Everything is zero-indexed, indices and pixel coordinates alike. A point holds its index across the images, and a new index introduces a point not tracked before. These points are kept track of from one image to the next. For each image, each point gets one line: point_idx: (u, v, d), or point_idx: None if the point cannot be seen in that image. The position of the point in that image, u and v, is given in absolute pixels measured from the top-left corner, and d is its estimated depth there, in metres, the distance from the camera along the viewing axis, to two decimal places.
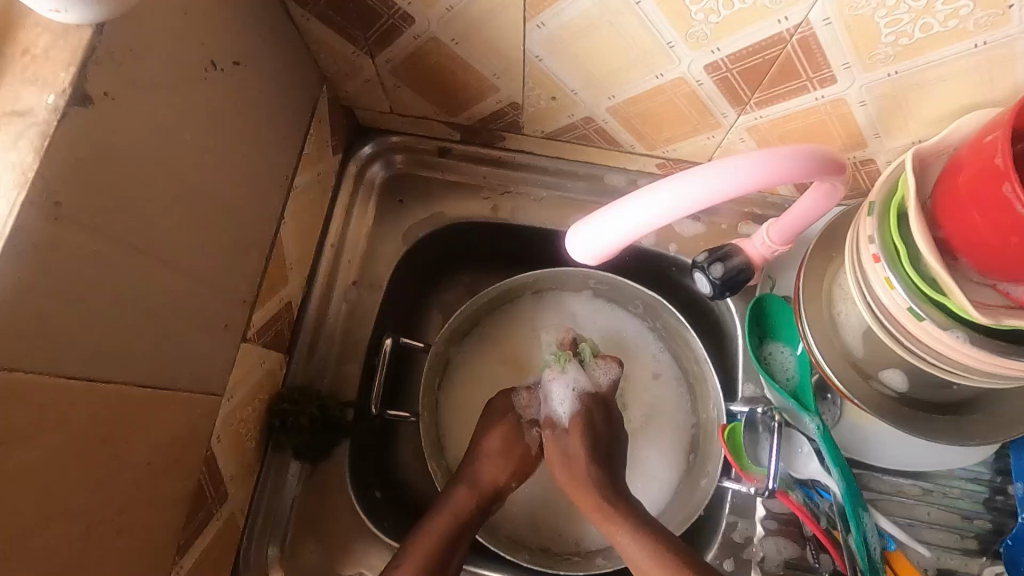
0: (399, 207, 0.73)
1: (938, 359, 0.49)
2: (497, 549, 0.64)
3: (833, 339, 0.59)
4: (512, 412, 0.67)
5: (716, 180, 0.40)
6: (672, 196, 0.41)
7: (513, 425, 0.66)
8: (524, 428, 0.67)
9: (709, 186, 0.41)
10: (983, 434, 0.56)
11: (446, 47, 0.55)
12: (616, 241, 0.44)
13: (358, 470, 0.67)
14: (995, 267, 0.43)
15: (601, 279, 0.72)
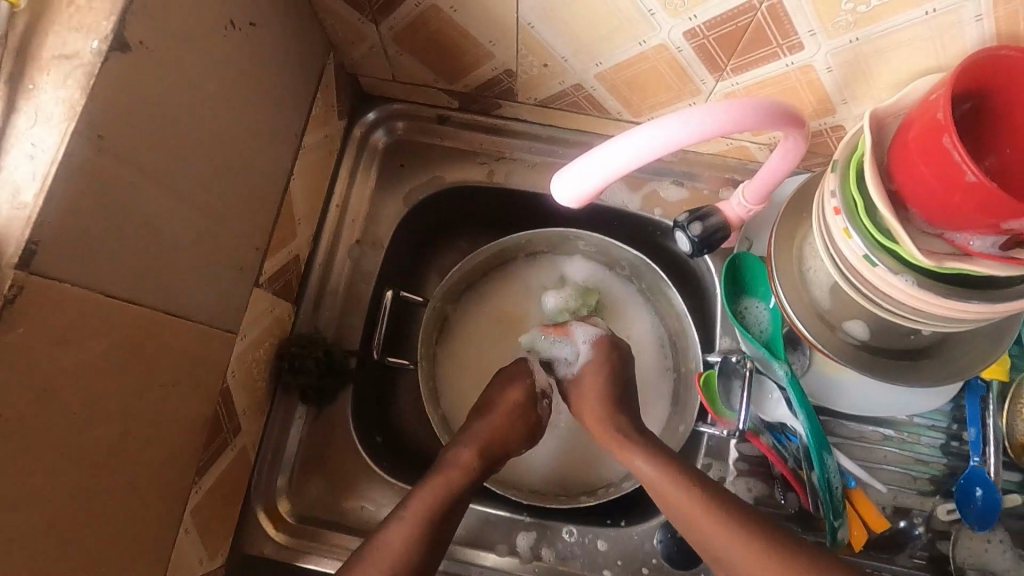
0: (401, 170, 0.77)
1: (891, 305, 0.54)
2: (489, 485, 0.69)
3: (802, 292, 0.63)
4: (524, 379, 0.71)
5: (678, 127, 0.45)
6: (637, 142, 0.46)
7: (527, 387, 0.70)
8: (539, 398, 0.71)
9: (673, 133, 0.45)
10: (938, 378, 0.60)
11: (446, 14, 0.59)
12: (593, 185, 0.48)
13: (361, 414, 0.72)
14: (939, 216, 0.48)
15: (590, 241, 0.76)
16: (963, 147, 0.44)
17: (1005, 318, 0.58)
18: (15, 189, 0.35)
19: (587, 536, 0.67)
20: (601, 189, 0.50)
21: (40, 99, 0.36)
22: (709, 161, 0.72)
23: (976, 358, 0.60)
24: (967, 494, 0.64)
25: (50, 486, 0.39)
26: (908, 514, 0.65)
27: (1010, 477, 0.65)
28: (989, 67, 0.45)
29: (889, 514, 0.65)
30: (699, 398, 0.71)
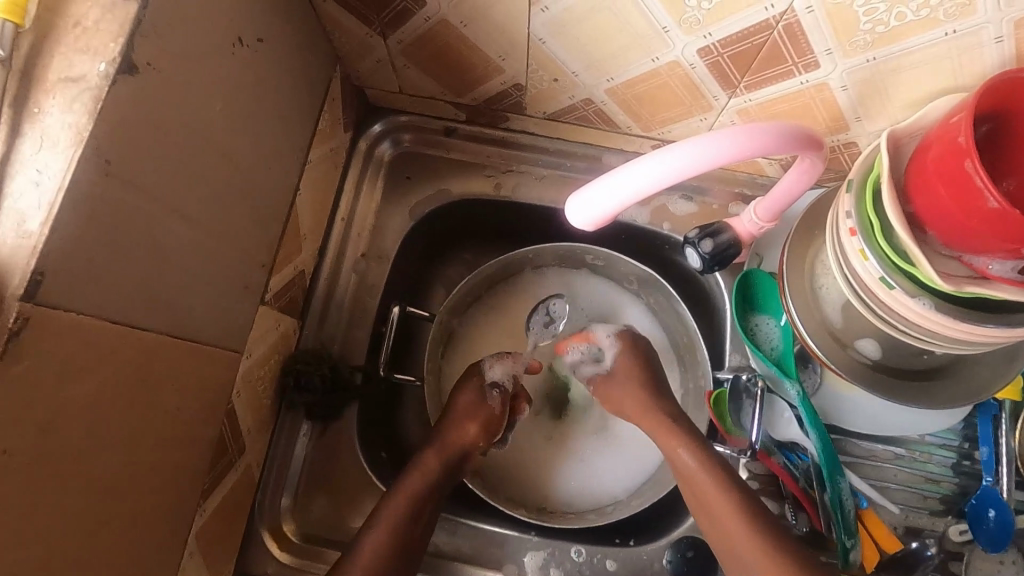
0: (407, 183, 0.76)
1: (907, 326, 0.53)
2: (495, 503, 0.69)
3: (814, 311, 0.63)
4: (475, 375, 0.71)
5: (700, 147, 0.44)
6: (659, 163, 0.45)
7: (479, 385, 0.71)
8: (488, 390, 0.71)
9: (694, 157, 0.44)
10: (952, 398, 0.60)
11: (455, 29, 0.58)
12: (612, 206, 0.47)
13: (367, 431, 0.71)
14: (958, 240, 0.47)
15: (599, 256, 0.75)
16: (985, 172, 0.43)
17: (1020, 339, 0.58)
18: (20, 218, 0.34)
19: (595, 555, 0.66)
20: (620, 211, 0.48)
21: (46, 123, 0.35)
22: (719, 176, 0.71)
23: (989, 378, 0.60)
24: (980, 515, 0.63)
25: (56, 518, 0.38)
26: (920, 535, 0.64)
27: None
28: (1009, 89, 0.45)
29: (900, 535, 0.65)
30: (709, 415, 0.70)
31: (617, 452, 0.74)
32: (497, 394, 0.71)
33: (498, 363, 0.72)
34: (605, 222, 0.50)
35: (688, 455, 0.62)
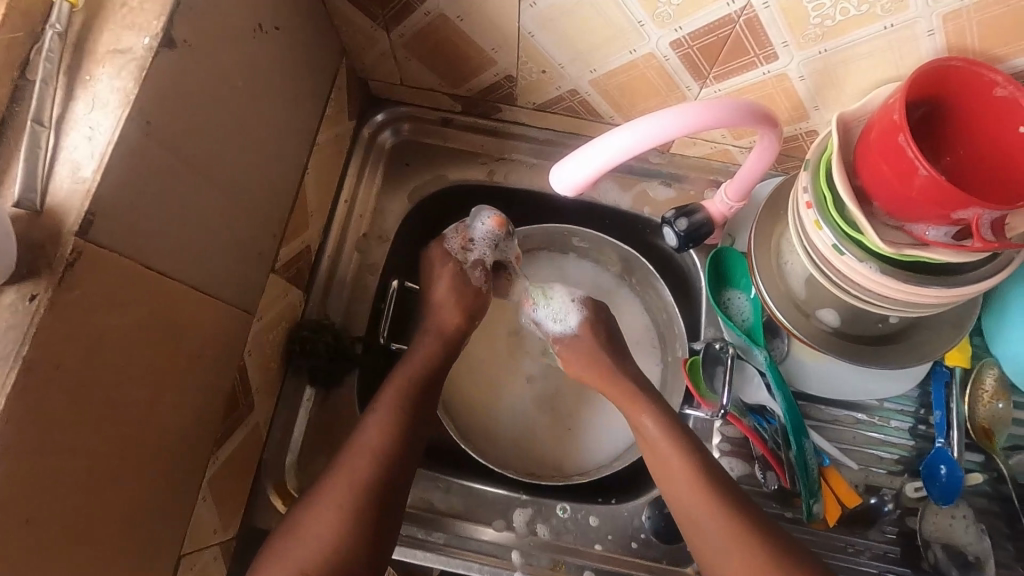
0: (406, 169, 0.82)
1: (859, 291, 0.59)
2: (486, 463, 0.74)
3: (779, 283, 0.68)
4: (450, 262, 0.79)
5: (660, 122, 0.49)
6: (627, 137, 0.50)
7: (455, 270, 0.78)
8: (470, 271, 0.79)
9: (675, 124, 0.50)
10: (905, 361, 0.66)
11: (452, 23, 0.64)
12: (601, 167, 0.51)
13: (366, 399, 0.76)
14: (899, 209, 0.53)
15: (585, 236, 0.82)
16: (916, 145, 0.49)
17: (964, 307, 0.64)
18: (75, 166, 0.39)
19: (579, 512, 0.70)
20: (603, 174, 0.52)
21: (96, 87, 0.41)
22: (695, 163, 0.78)
23: (940, 344, 0.66)
24: (933, 472, 0.68)
25: (95, 440, 0.43)
26: (878, 492, 0.70)
27: (972, 457, 0.70)
28: (940, 76, 0.51)
29: (861, 492, 0.70)
30: (685, 383, 0.75)
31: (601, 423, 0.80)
32: (479, 271, 0.80)
33: (459, 236, 0.80)
34: (581, 191, 0.54)
35: (654, 426, 0.67)
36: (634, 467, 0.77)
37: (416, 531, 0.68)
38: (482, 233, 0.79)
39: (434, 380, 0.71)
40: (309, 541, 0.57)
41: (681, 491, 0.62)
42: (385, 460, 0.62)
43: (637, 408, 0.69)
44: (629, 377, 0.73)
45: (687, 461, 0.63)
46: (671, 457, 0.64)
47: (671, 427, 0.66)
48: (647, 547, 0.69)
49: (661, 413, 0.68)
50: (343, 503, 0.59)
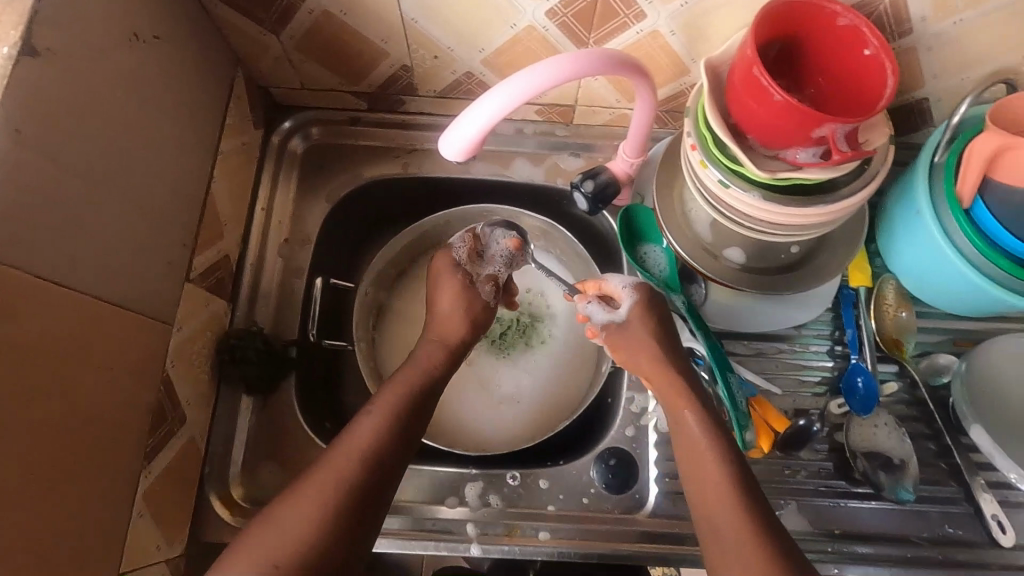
0: (321, 171, 0.83)
1: (750, 222, 0.63)
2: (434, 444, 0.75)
3: (685, 229, 0.72)
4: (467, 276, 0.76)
5: (523, 81, 0.50)
6: (501, 95, 0.50)
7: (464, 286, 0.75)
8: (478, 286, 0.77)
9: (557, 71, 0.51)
10: (805, 284, 0.70)
11: (338, 18, 0.66)
12: (493, 115, 0.51)
13: (308, 402, 0.76)
14: (768, 138, 0.57)
15: (502, 214, 0.85)
16: (769, 74, 0.53)
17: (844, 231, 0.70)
18: None
19: (529, 477, 0.72)
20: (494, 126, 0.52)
21: None
22: (601, 132, 0.83)
23: (833, 265, 0.71)
24: (852, 385, 0.73)
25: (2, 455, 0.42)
26: (806, 414, 0.73)
27: (886, 368, 0.75)
28: (784, 12, 0.56)
29: (790, 416, 0.73)
30: None
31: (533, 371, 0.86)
32: (489, 288, 0.77)
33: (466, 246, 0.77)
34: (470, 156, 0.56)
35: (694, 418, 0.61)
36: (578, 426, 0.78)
37: None
38: (497, 250, 0.77)
39: (430, 383, 0.67)
40: (282, 537, 0.52)
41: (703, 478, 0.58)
42: (372, 464, 0.57)
43: (682, 402, 0.63)
44: (635, 350, 0.68)
45: (725, 466, 0.58)
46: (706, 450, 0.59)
47: (716, 426, 0.61)
48: (600, 500, 0.71)
49: (706, 411, 0.62)
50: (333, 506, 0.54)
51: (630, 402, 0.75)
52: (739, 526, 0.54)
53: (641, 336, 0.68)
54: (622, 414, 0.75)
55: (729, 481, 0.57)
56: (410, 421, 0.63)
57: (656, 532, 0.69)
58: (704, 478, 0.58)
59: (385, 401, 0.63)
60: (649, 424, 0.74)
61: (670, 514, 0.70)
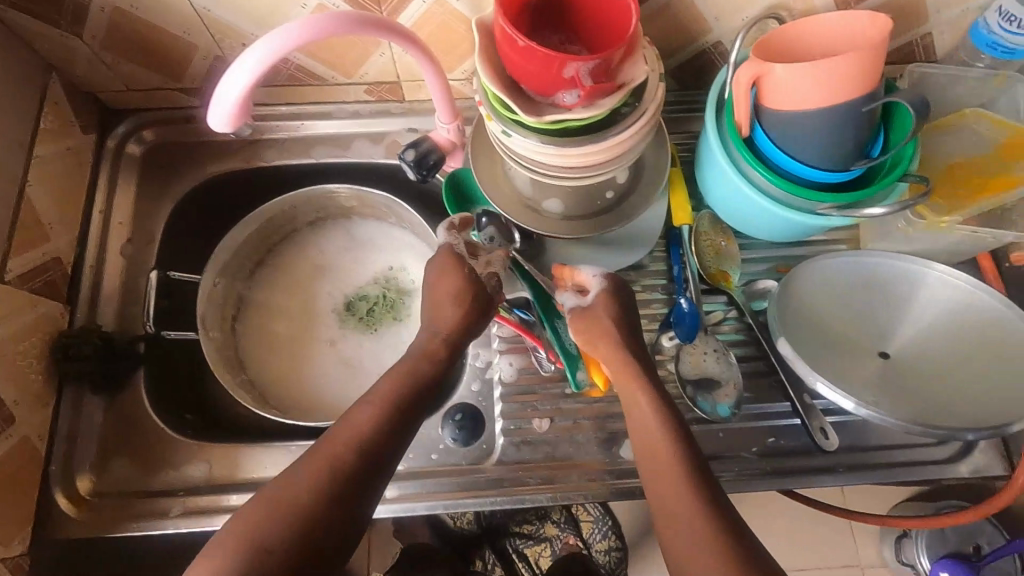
0: (162, 170, 0.84)
1: (542, 167, 0.66)
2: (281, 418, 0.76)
3: (502, 186, 0.76)
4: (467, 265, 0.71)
5: (261, 49, 0.51)
6: (262, 48, 0.52)
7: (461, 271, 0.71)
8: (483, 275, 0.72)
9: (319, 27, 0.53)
10: (608, 225, 0.75)
11: (131, 13, 0.68)
12: (255, 68, 0.52)
13: (160, 394, 0.78)
14: (532, 84, 0.60)
15: (348, 193, 0.87)
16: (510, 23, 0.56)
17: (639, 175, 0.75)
18: None
19: None
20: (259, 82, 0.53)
21: None
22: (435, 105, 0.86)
23: (636, 206, 0.75)
24: (682, 311, 0.76)
25: None
26: None
27: (715, 300, 0.79)
28: None
29: None
30: None
31: (393, 344, 0.88)
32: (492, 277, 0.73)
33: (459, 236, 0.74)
34: (243, 129, 0.56)
35: (650, 404, 0.62)
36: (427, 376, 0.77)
37: (224, 497, 0.71)
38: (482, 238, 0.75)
39: (429, 381, 0.65)
40: (285, 504, 0.53)
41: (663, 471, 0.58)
42: (368, 446, 0.58)
43: (636, 391, 0.63)
44: (601, 338, 0.67)
45: (681, 448, 0.59)
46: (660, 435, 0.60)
47: (668, 409, 0.61)
48: (449, 453, 0.74)
49: (658, 395, 0.62)
50: (332, 476, 0.55)
51: (476, 358, 0.78)
52: (692, 512, 0.54)
53: (601, 319, 0.67)
54: (469, 370, 0.78)
55: (684, 466, 0.58)
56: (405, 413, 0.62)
57: (500, 479, 0.72)
58: (662, 460, 0.59)
59: (382, 393, 0.62)
60: (494, 377, 0.77)
61: (516, 459, 0.73)
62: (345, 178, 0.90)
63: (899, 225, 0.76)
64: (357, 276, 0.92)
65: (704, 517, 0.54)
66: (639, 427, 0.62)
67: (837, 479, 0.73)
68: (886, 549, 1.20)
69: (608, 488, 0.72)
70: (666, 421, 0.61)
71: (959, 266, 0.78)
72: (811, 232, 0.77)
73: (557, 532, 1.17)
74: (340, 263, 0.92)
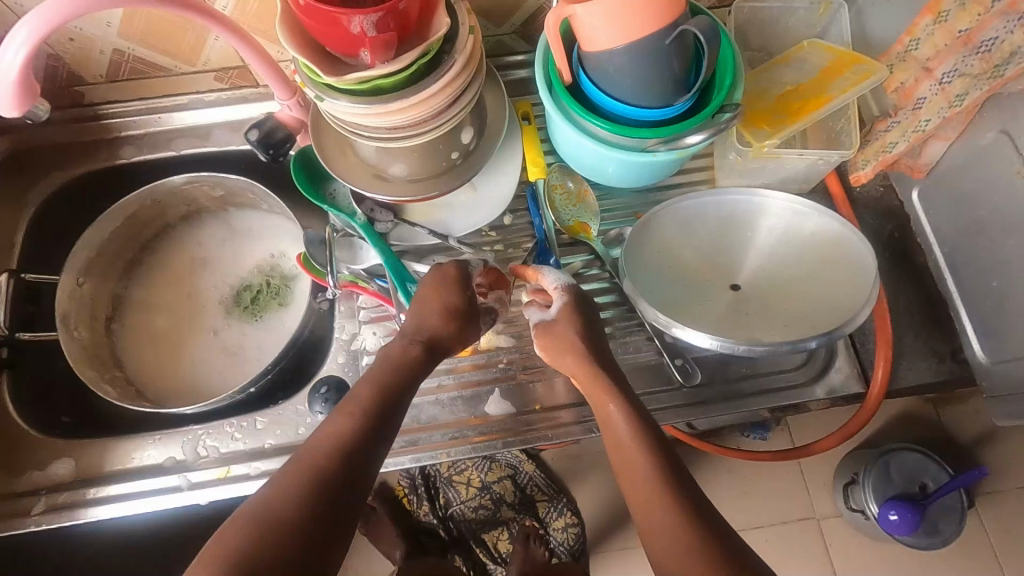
0: (19, 177, 0.84)
1: (365, 129, 0.67)
2: (144, 408, 0.75)
3: (347, 154, 0.75)
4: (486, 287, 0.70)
5: (20, 34, 0.51)
6: (28, 25, 0.51)
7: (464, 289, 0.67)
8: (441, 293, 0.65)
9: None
10: (447, 184, 0.75)
11: None
12: (22, 45, 0.52)
13: (30, 398, 0.78)
14: (331, 43, 0.60)
15: (212, 183, 0.86)
16: None
17: (478, 128, 0.76)
18: None
19: (246, 420, 0.74)
20: (33, 59, 0.53)
21: None
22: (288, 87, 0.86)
23: (476, 160, 0.76)
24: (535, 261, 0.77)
25: None
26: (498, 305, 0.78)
27: (579, 253, 0.80)
28: None
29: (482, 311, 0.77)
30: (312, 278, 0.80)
31: (279, 329, 0.87)
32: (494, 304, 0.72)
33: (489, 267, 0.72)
34: (35, 112, 0.57)
35: (622, 416, 0.60)
36: (289, 350, 0.77)
37: (88, 490, 0.71)
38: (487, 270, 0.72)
39: (399, 387, 0.61)
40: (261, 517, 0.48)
41: (634, 483, 0.57)
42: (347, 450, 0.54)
43: (606, 399, 0.62)
44: (558, 345, 0.66)
45: (649, 458, 0.57)
46: (631, 448, 0.58)
47: (639, 419, 0.60)
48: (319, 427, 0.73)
49: (630, 405, 0.61)
50: (317, 497, 0.51)
51: (342, 331, 0.78)
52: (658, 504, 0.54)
53: (566, 335, 0.66)
54: (335, 345, 0.78)
55: (662, 476, 0.56)
56: (382, 428, 0.58)
57: None
58: (636, 471, 0.57)
59: (362, 406, 0.58)
60: (361, 348, 0.77)
61: None
62: (212, 169, 0.90)
63: (734, 158, 0.76)
64: (239, 265, 0.91)
65: (685, 524, 0.52)
66: (613, 439, 0.61)
67: (710, 412, 0.73)
68: (838, 499, 1.23)
69: (472, 442, 0.73)
70: (648, 435, 0.59)
71: (811, 194, 0.79)
72: (662, 173, 0.77)
73: (514, 516, 1.20)
74: (217, 255, 0.92)
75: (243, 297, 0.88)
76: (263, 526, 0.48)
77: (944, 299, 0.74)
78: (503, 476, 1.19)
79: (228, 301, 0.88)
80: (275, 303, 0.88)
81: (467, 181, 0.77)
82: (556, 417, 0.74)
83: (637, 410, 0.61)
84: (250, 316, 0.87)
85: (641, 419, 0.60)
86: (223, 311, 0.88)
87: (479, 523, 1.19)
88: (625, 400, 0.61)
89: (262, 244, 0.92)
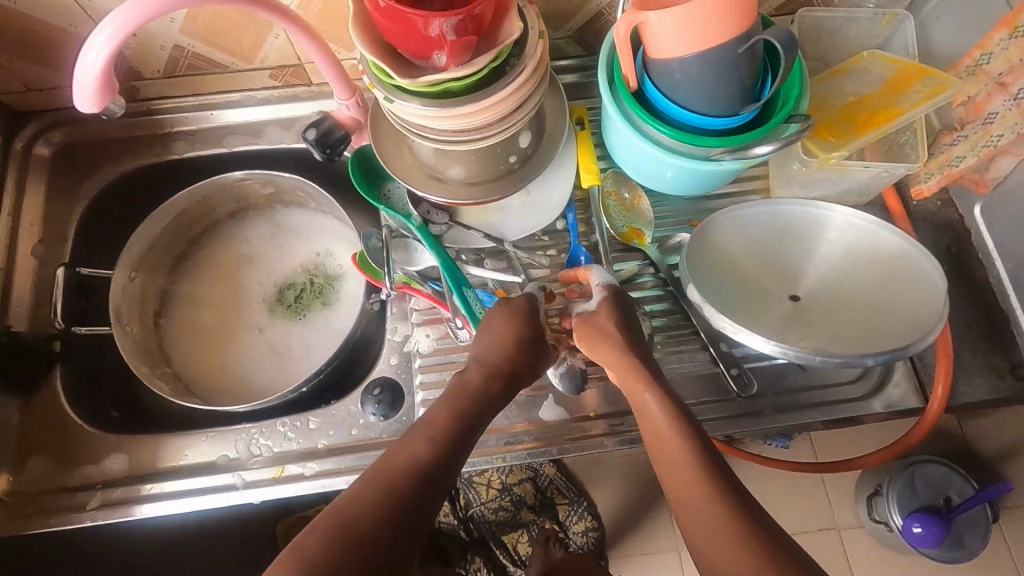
0: (72, 171, 0.84)
1: (431, 132, 0.66)
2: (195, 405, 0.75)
3: (406, 156, 0.75)
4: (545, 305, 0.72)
5: (105, 30, 0.51)
6: (113, 22, 0.51)
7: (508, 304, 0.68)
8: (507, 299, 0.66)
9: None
10: (504, 188, 0.75)
11: (13, 9, 0.68)
12: (107, 42, 0.51)
13: (81, 392, 0.78)
14: (404, 45, 0.60)
15: (263, 180, 0.86)
16: None
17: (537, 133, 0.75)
18: None
19: (298, 420, 0.74)
20: (115, 56, 0.52)
21: None
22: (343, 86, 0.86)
23: (535, 165, 0.76)
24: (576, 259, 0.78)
25: None
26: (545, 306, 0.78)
27: (631, 259, 0.80)
28: None
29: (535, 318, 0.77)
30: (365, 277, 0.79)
31: (326, 328, 0.86)
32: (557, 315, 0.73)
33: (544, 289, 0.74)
34: (112, 108, 0.57)
35: (657, 405, 0.60)
36: (342, 351, 0.77)
37: (141, 487, 0.71)
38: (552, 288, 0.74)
39: (477, 411, 0.62)
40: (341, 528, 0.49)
41: (677, 482, 0.55)
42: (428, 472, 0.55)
43: (640, 387, 0.62)
44: (594, 337, 0.66)
45: (696, 456, 0.55)
46: (675, 451, 0.57)
47: (678, 409, 0.59)
48: (371, 427, 0.73)
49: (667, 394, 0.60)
50: (393, 516, 0.51)
51: (394, 332, 0.78)
52: (707, 509, 0.52)
53: (607, 327, 0.66)
54: (387, 344, 0.78)
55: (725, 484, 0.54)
56: (456, 448, 0.58)
57: None
58: (677, 468, 0.56)
59: (439, 425, 0.59)
60: (413, 350, 0.77)
61: None
62: (263, 167, 0.89)
63: (796, 168, 0.75)
64: (285, 263, 0.91)
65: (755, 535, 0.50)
66: (649, 430, 0.60)
67: (766, 421, 0.73)
68: (861, 508, 1.14)
69: (527, 448, 0.72)
70: (691, 436, 0.57)
71: (870, 206, 0.79)
72: (718, 181, 0.77)
73: (534, 517, 1.13)
74: (264, 252, 0.91)
75: (289, 295, 0.88)
76: (347, 534, 0.49)
77: (1004, 315, 0.74)
78: (524, 477, 1.12)
79: (274, 300, 0.88)
80: (321, 301, 0.88)
81: (524, 185, 0.77)
82: (611, 425, 0.73)
83: (672, 397, 0.60)
84: (296, 314, 0.87)
85: (680, 413, 0.59)
86: (270, 309, 0.88)
87: (500, 524, 1.12)
88: (662, 391, 0.60)
89: (309, 242, 0.92)
